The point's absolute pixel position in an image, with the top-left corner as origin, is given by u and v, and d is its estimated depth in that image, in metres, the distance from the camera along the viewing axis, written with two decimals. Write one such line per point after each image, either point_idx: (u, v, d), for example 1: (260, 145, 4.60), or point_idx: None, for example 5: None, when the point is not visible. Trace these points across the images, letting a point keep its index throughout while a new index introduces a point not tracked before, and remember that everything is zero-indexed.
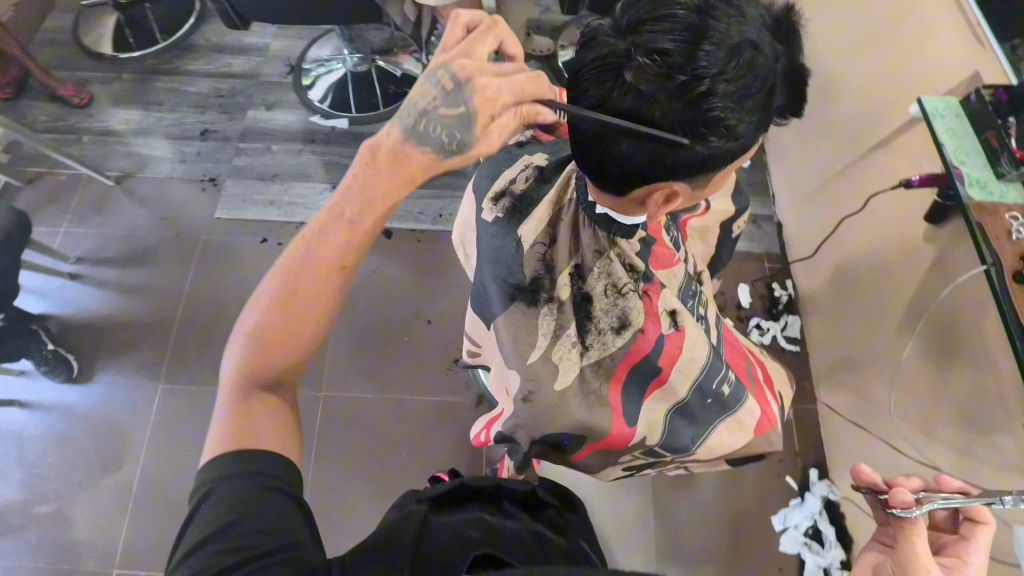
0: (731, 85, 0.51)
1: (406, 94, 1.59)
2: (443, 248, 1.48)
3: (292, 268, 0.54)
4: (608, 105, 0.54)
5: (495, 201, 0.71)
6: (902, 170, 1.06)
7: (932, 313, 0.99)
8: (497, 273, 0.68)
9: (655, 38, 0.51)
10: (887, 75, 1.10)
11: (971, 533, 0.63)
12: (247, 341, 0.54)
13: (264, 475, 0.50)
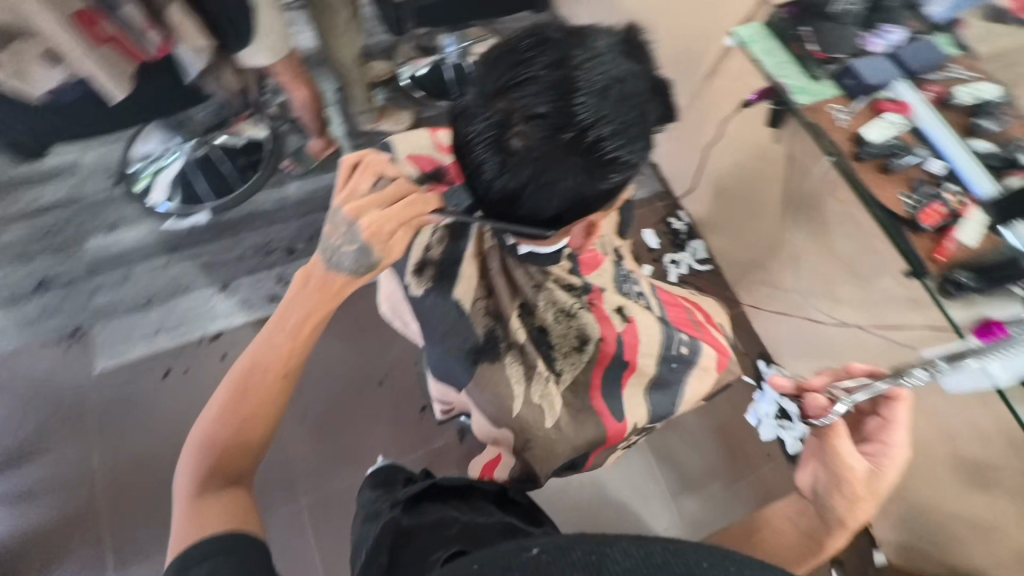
0: (614, 123, 0.53)
1: (261, 163, 1.46)
2: (364, 304, 1.41)
3: (245, 377, 0.62)
4: (507, 172, 0.55)
5: (417, 274, 0.68)
6: (738, 90, 1.19)
7: (803, 203, 1.14)
8: (452, 343, 0.68)
9: (528, 102, 0.53)
10: (696, 13, 1.22)
11: (890, 412, 0.70)
12: (208, 447, 0.60)
13: (226, 542, 0.50)
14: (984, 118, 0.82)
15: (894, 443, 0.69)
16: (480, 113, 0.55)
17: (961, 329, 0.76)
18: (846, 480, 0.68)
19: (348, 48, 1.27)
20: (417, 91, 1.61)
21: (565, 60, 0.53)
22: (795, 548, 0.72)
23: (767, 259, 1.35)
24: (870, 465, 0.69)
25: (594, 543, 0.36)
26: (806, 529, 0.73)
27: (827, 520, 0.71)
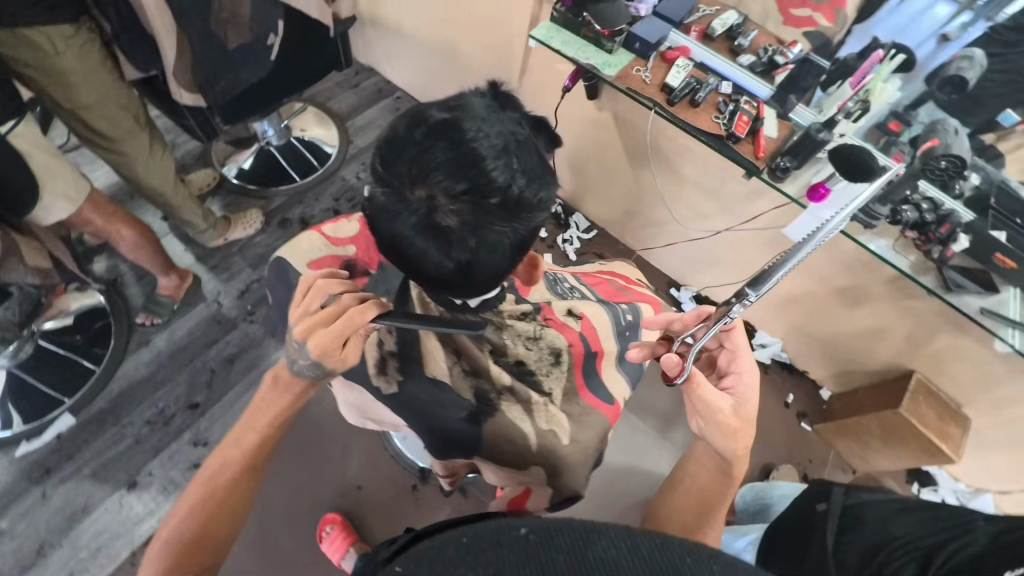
0: (528, 167, 0.53)
1: (112, 328, 1.23)
2: (306, 421, 1.23)
3: (212, 474, 0.63)
4: (449, 248, 0.53)
5: (383, 373, 0.66)
6: (554, 76, 1.31)
7: (647, 149, 1.30)
8: (446, 419, 0.67)
9: (444, 180, 0.50)
10: (490, 25, 1.32)
11: (730, 340, 0.73)
12: (172, 539, 0.61)
13: None
14: (739, 37, 1.03)
15: (744, 368, 0.72)
16: (399, 202, 0.52)
17: (798, 199, 0.95)
18: (722, 424, 0.70)
19: (163, 169, 1.15)
20: (254, 184, 1.50)
21: (460, 123, 0.51)
22: (718, 496, 0.76)
23: (639, 206, 1.49)
24: (733, 398, 0.71)
25: (583, 529, 0.27)
26: (715, 481, 0.76)
27: (727, 459, 0.74)
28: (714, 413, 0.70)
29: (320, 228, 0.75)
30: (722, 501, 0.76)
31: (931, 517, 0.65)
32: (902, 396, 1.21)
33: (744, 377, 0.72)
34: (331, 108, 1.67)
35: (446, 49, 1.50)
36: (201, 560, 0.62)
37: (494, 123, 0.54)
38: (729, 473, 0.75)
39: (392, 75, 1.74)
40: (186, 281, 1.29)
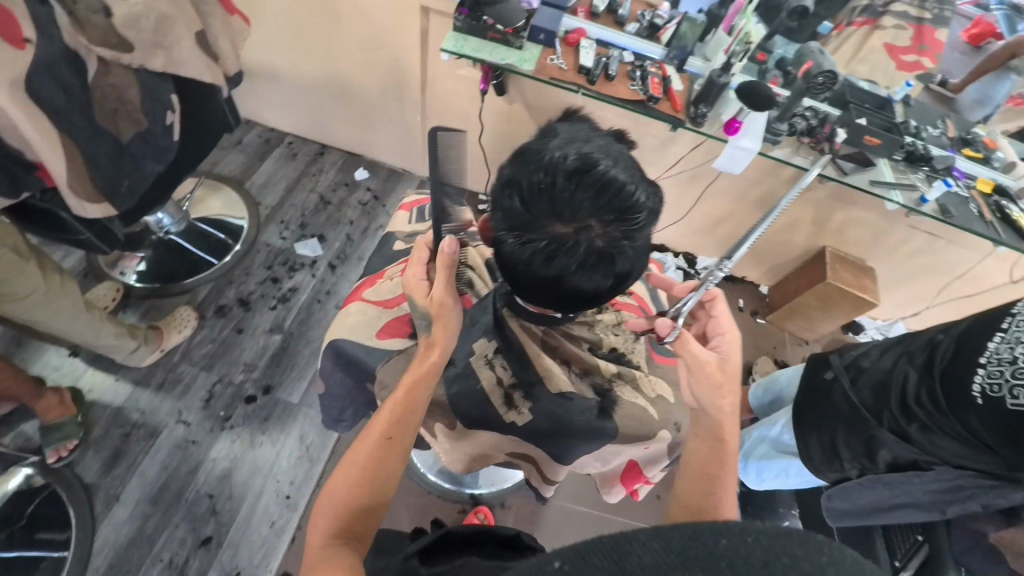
0: (638, 166, 0.46)
1: (68, 499, 1.02)
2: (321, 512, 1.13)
3: (372, 436, 0.56)
4: (599, 277, 0.46)
5: (515, 406, 0.61)
6: (454, 83, 1.31)
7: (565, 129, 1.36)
8: (578, 430, 0.61)
9: (583, 210, 0.42)
10: (374, 46, 1.28)
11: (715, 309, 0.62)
12: (331, 500, 0.53)
13: None
14: (619, 9, 1.14)
15: (727, 329, 0.60)
16: (536, 241, 0.44)
17: (716, 135, 1.08)
18: (707, 378, 0.57)
19: (66, 297, 0.95)
20: (168, 282, 1.32)
21: (582, 141, 0.43)
22: (717, 476, 0.55)
23: None
24: (719, 357, 0.58)
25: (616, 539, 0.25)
26: (700, 454, 0.57)
27: (720, 428, 0.58)
28: (702, 367, 0.57)
29: (364, 296, 0.72)
30: (721, 485, 0.54)
31: (905, 345, 0.79)
32: (824, 270, 1.45)
33: (729, 335, 0.60)
34: (222, 175, 1.52)
35: (331, 82, 1.42)
36: (360, 529, 0.53)
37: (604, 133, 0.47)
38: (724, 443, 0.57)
39: (276, 123, 1.63)
40: (70, 396, 1.08)
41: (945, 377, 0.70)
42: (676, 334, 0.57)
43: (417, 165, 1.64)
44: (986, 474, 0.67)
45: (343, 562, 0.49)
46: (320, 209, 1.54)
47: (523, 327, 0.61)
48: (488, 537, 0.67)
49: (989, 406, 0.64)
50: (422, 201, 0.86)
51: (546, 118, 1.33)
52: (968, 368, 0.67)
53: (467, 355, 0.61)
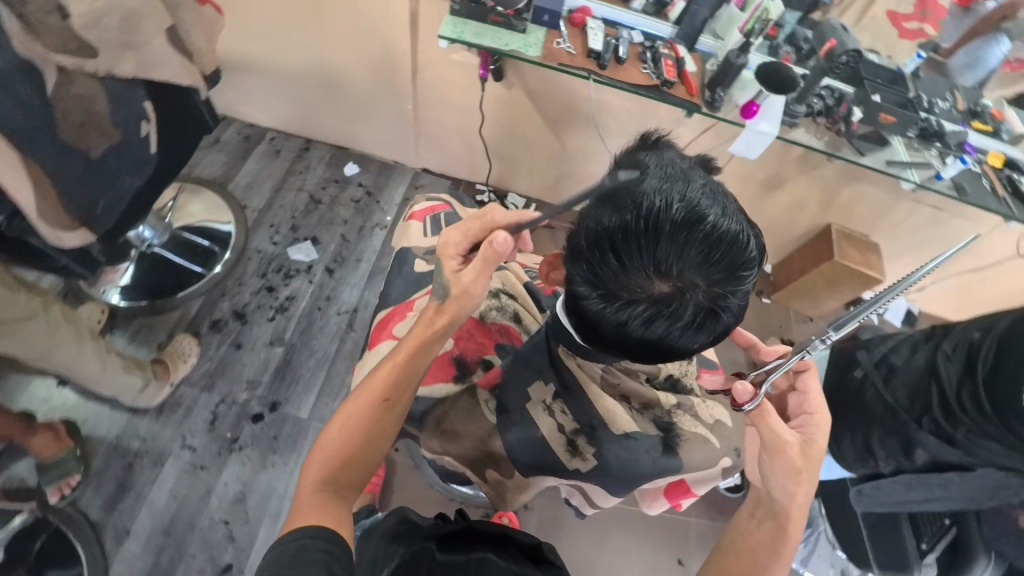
0: (734, 204, 0.45)
1: (74, 538, 0.97)
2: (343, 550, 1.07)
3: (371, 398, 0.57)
4: (698, 334, 0.45)
5: (579, 453, 0.57)
6: (446, 69, 1.22)
7: (567, 115, 1.28)
8: (648, 467, 0.58)
9: (688, 265, 0.41)
10: (358, 32, 1.17)
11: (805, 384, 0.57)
12: (326, 449, 0.56)
13: (323, 545, 0.46)
14: None
15: (816, 409, 0.56)
16: (633, 298, 0.43)
17: (733, 120, 1.03)
18: (785, 464, 0.53)
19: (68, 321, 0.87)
20: (157, 298, 1.24)
21: (681, 181, 0.41)
22: (766, 566, 0.56)
23: (570, 170, 1.48)
24: (802, 439, 0.54)
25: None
26: (756, 539, 0.57)
27: (783, 517, 0.56)
28: (781, 447, 0.54)
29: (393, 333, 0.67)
30: (767, 573, 0.56)
31: (942, 344, 0.77)
32: (830, 249, 1.42)
33: (821, 420, 0.56)
34: (202, 179, 1.42)
35: (312, 72, 1.31)
36: (350, 478, 0.56)
37: (693, 165, 0.46)
38: (784, 535, 0.56)
39: (255, 117, 1.52)
40: (63, 429, 1.03)
41: (992, 386, 0.68)
42: (758, 404, 0.51)
43: (410, 156, 1.55)
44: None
45: (334, 508, 0.53)
46: (310, 210, 1.46)
47: (583, 367, 0.56)
48: (510, 542, 0.66)
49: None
50: (432, 212, 0.80)
51: (547, 104, 1.25)
52: (1016, 381, 0.65)
53: (520, 399, 0.58)
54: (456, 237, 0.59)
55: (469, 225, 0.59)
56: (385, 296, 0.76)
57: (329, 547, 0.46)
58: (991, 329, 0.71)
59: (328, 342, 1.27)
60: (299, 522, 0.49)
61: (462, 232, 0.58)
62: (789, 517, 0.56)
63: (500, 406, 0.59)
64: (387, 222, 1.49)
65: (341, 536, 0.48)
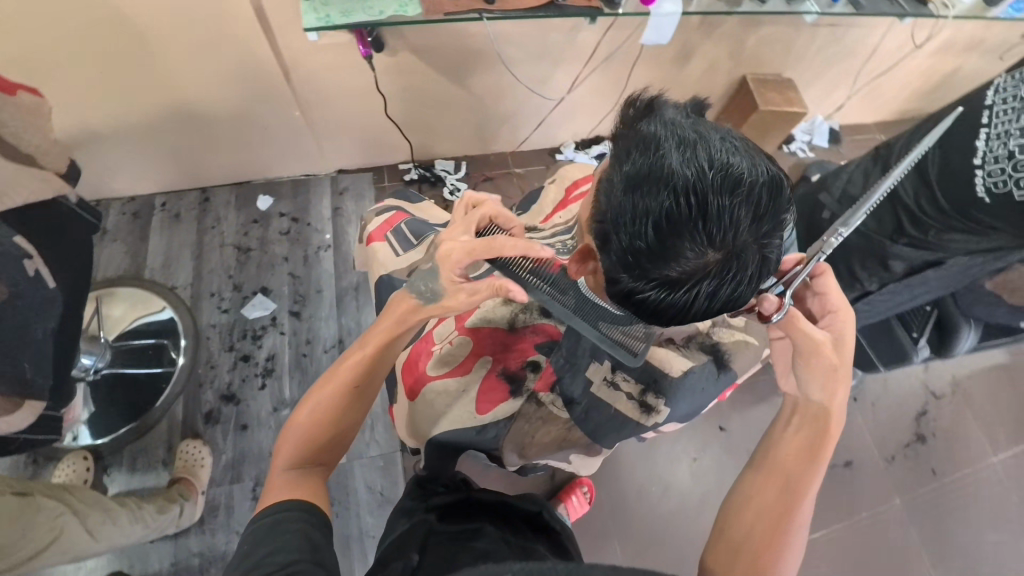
0: (746, 146, 0.46)
1: None
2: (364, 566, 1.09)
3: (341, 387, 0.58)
4: (756, 281, 0.48)
5: (649, 406, 0.57)
6: (319, 60, 1.08)
7: (465, 62, 1.18)
8: (710, 391, 0.60)
9: (732, 227, 0.43)
10: (203, 56, 1.01)
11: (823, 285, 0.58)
12: (296, 430, 0.58)
13: (299, 519, 0.49)
14: None
15: (841, 308, 0.57)
16: (694, 275, 0.45)
17: (636, 11, 0.98)
18: (821, 362, 0.55)
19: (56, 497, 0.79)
20: (135, 418, 1.15)
21: (699, 147, 0.43)
22: (807, 477, 0.54)
23: (487, 115, 1.41)
24: (832, 337, 0.56)
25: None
26: (798, 449, 0.55)
27: (822, 419, 0.56)
28: (814, 346, 0.55)
29: (427, 375, 0.62)
30: (807, 480, 0.54)
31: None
32: (753, 100, 1.44)
33: (845, 316, 0.57)
34: (112, 278, 1.26)
35: (172, 116, 1.14)
36: (326, 453, 0.58)
37: (695, 120, 0.47)
38: (822, 437, 0.55)
39: (133, 188, 1.34)
40: None
41: (944, 184, 0.74)
42: (784, 312, 0.53)
43: (318, 164, 1.43)
44: (992, 249, 0.77)
45: (310, 482, 0.55)
46: (244, 261, 1.34)
47: (627, 336, 0.55)
48: (510, 512, 0.58)
49: (998, 203, 0.69)
50: (390, 226, 0.76)
51: (441, 57, 1.15)
52: (967, 173, 0.72)
53: (585, 387, 0.58)
54: (462, 258, 0.53)
55: (476, 245, 0.53)
56: None
57: (297, 518, 0.49)
58: (931, 137, 0.79)
59: None
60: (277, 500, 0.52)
61: (467, 253, 0.53)
62: (829, 417, 0.56)
63: (568, 401, 0.58)
64: (328, 240, 1.40)
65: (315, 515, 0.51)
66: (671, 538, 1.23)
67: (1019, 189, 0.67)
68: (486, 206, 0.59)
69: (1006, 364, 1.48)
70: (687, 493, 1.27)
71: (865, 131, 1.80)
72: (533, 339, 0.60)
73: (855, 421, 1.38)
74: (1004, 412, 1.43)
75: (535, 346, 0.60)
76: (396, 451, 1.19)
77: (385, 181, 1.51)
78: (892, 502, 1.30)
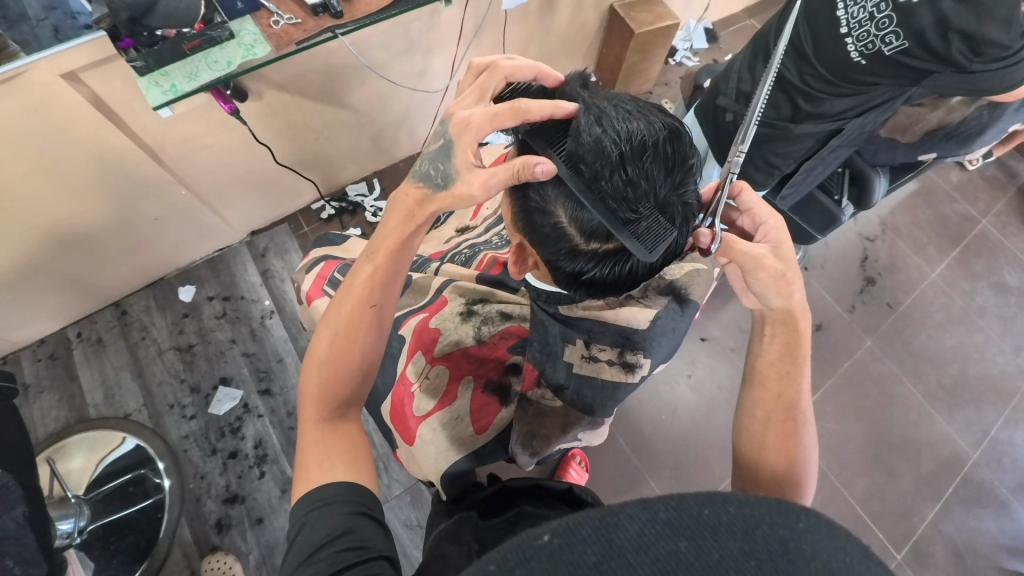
0: (637, 110, 0.49)
1: None
2: None
3: (355, 308, 0.55)
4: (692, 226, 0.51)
5: (634, 362, 0.59)
6: (183, 130, 1.00)
7: (338, 80, 1.12)
8: (677, 325, 0.62)
9: (646, 190, 0.47)
10: (56, 170, 0.91)
11: (748, 203, 0.61)
12: (317, 367, 0.56)
13: (345, 502, 0.47)
14: None
15: (770, 218, 0.59)
16: (639, 225, 0.46)
17: None
18: (768, 273, 0.57)
19: None
20: (142, 559, 1.08)
21: (606, 121, 0.47)
22: (795, 371, 0.58)
23: (380, 125, 1.35)
24: (771, 247, 0.58)
25: (601, 513, 0.24)
26: (779, 354, 0.59)
27: (788, 317, 0.58)
28: (757, 262, 0.57)
29: (416, 417, 0.61)
30: (796, 378, 0.58)
31: (770, 51, 0.90)
32: (628, 26, 1.44)
33: (776, 226, 0.59)
34: (55, 431, 1.16)
35: (47, 242, 1.03)
36: (350, 403, 0.57)
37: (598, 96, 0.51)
38: (794, 333, 0.58)
39: (39, 330, 1.21)
40: None
41: (823, 58, 0.82)
42: (720, 241, 0.56)
43: (227, 234, 1.34)
44: (881, 104, 0.83)
45: (337, 433, 0.54)
46: (191, 360, 1.26)
47: (589, 306, 0.58)
48: (545, 492, 0.56)
49: (873, 62, 0.77)
50: (324, 280, 0.73)
51: (310, 84, 1.08)
52: (839, 42, 0.80)
53: (569, 371, 0.58)
54: (484, 126, 0.49)
55: (498, 110, 0.47)
56: None
57: (354, 508, 0.47)
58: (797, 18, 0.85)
59: None
60: (314, 480, 0.49)
61: (490, 118, 0.48)
62: (795, 316, 0.58)
63: (556, 388, 0.59)
64: (270, 306, 1.33)
65: (361, 502, 0.48)
66: (694, 452, 1.30)
67: (885, 46, 0.74)
68: (498, 69, 0.55)
69: (918, 190, 1.63)
70: (693, 406, 1.35)
71: (737, 21, 1.86)
72: (504, 344, 0.62)
73: (812, 286, 1.49)
74: (928, 232, 1.58)
75: (510, 349, 0.61)
76: (420, 482, 1.19)
77: (304, 227, 1.45)
78: (864, 344, 1.42)
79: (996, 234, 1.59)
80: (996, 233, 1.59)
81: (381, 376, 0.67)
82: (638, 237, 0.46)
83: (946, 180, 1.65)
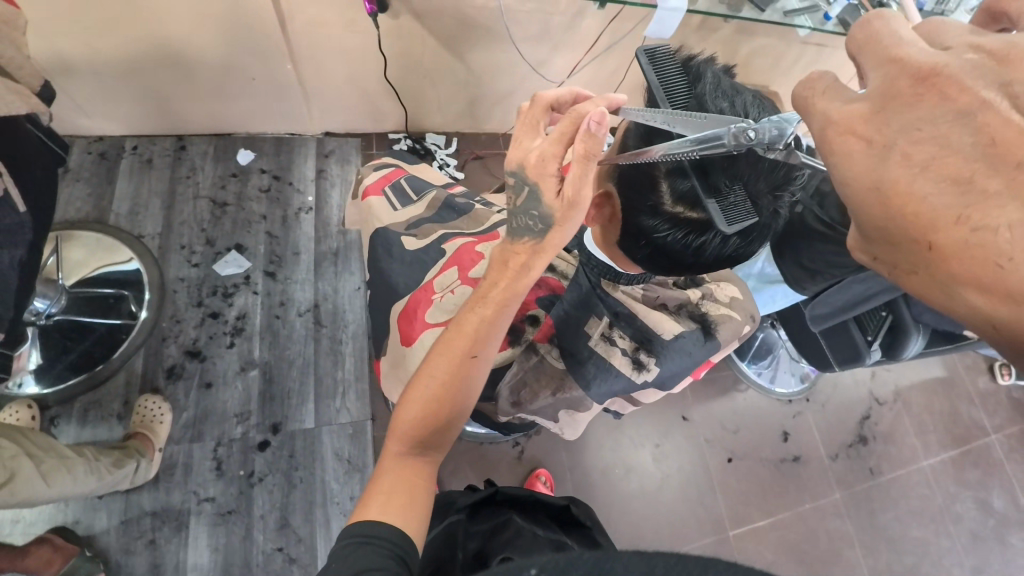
0: (766, 106, 0.52)
1: None
2: (315, 531, 1.07)
3: (462, 349, 0.55)
4: (766, 234, 0.53)
5: (644, 365, 0.59)
6: (317, 10, 1.04)
7: (469, 33, 1.17)
8: (698, 356, 0.61)
9: (749, 174, 0.48)
10: None
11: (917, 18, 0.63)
12: (416, 404, 0.55)
13: (381, 537, 0.45)
14: None
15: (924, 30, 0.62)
16: (727, 199, 0.48)
17: (644, 3, 0.99)
18: None
19: None
20: (87, 370, 1.09)
21: (737, 101, 0.49)
22: (946, 211, 0.29)
23: (484, 91, 1.40)
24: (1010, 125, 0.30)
25: (596, 558, 0.32)
26: (840, 133, 0.34)
27: (874, 103, 0.33)
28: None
29: (425, 322, 0.64)
30: None
31: None
32: None
33: None
34: (71, 220, 1.19)
35: (155, 52, 1.07)
36: (431, 443, 0.55)
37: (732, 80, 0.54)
38: (928, 116, 0.31)
39: (103, 128, 1.26)
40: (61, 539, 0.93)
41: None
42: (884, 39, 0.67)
43: (305, 124, 1.38)
44: None
45: (406, 472, 0.52)
46: (219, 216, 1.28)
47: (627, 294, 0.62)
48: (539, 504, 0.70)
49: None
50: (388, 182, 0.76)
51: (442, 26, 1.14)
52: None
53: (583, 340, 0.60)
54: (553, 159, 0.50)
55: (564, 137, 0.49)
56: (385, 281, 0.71)
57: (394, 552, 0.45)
58: None
59: (303, 346, 1.21)
60: (369, 514, 0.48)
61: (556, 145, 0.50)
62: None
63: (566, 352, 0.61)
64: (309, 202, 1.36)
65: (401, 543, 0.45)
66: (630, 519, 1.27)
67: None
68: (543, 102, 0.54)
69: (941, 377, 1.62)
70: (648, 477, 1.32)
71: None
72: (536, 293, 0.67)
73: (805, 418, 1.48)
74: (936, 421, 1.56)
75: (538, 301, 0.66)
76: (368, 420, 1.18)
77: (373, 148, 1.49)
78: (832, 495, 1.39)
79: (1000, 452, 1.56)
80: (1000, 452, 1.56)
81: (404, 278, 0.70)
82: (722, 209, 0.47)
83: (972, 381, 1.64)
